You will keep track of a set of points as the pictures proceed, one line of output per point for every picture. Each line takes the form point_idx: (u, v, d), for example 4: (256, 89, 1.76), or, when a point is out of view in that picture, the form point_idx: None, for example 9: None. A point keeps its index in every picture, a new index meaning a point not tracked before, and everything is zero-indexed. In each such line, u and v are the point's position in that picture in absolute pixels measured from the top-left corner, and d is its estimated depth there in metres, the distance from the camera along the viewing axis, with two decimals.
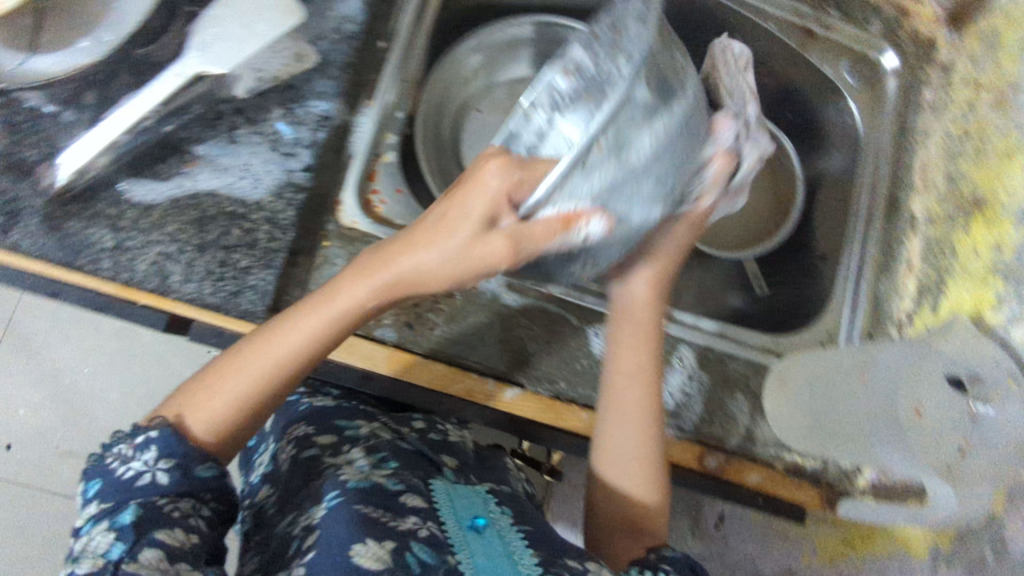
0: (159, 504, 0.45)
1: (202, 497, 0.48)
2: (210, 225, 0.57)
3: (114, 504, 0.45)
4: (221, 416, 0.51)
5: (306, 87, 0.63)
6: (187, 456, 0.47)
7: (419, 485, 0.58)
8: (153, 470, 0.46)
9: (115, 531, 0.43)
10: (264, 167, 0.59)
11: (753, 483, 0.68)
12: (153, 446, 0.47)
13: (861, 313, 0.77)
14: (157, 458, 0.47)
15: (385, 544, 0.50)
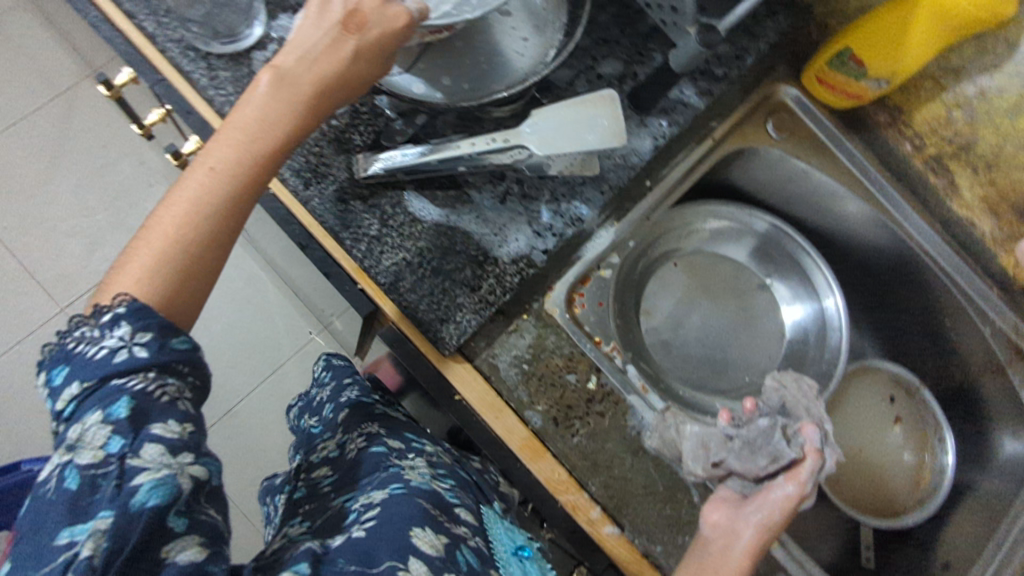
0: (148, 386, 0.44)
1: (178, 369, 0.47)
2: (452, 257, 0.64)
3: (93, 385, 0.43)
4: (171, 254, 0.47)
5: (577, 189, 0.70)
6: (162, 329, 0.46)
7: (472, 509, 0.60)
8: (129, 346, 0.44)
9: (110, 419, 0.42)
10: (515, 233, 0.66)
11: None
12: (122, 322, 0.45)
13: None
14: (135, 332, 0.45)
15: (441, 536, 0.51)
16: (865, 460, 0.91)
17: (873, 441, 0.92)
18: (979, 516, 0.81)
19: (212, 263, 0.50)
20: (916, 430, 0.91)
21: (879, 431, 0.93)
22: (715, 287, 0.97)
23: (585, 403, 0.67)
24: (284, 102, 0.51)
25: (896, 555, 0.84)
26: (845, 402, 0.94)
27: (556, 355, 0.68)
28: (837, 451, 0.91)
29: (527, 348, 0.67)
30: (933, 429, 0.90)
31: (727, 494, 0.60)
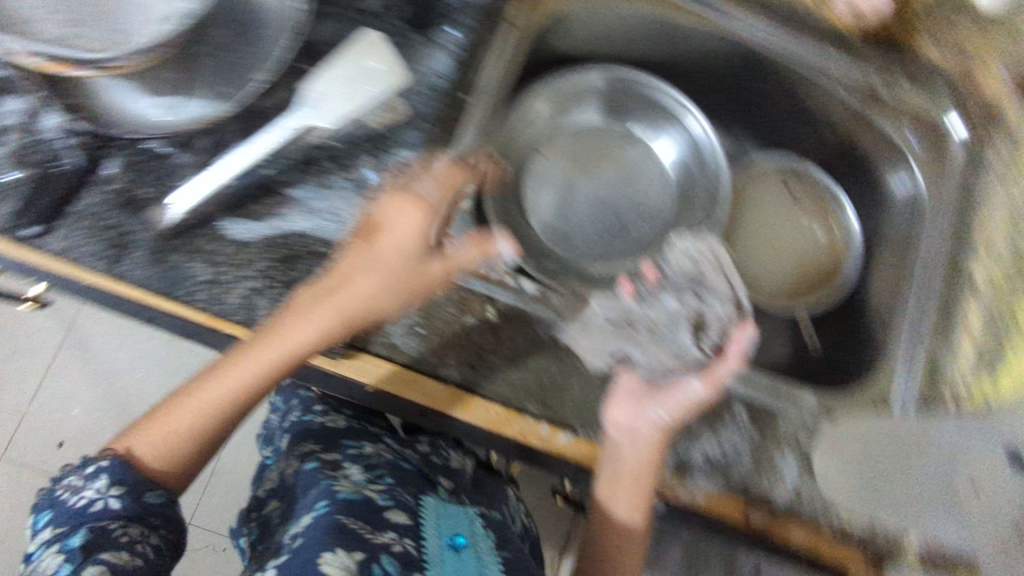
0: (109, 529, 0.54)
1: (150, 522, 0.57)
2: (297, 262, 0.61)
3: (68, 528, 0.54)
4: (172, 441, 0.59)
5: (393, 137, 0.67)
6: (135, 487, 0.57)
7: (409, 504, 0.67)
8: (103, 498, 0.55)
9: (79, 545, 0.53)
10: (350, 212, 0.63)
11: (797, 543, 0.68)
12: (101, 476, 0.56)
13: (917, 374, 0.75)
14: (111, 487, 0.56)
15: (353, 555, 0.56)
16: (784, 254, 0.93)
17: (785, 234, 0.94)
18: (892, 260, 0.84)
19: (200, 448, 0.61)
20: (819, 208, 0.93)
21: (788, 223, 0.94)
22: (586, 161, 0.95)
23: (493, 335, 0.67)
24: (334, 327, 0.59)
25: (834, 326, 0.88)
26: (748, 210, 0.95)
27: (443, 303, 0.66)
28: (756, 257, 0.92)
29: (414, 310, 0.66)
30: (833, 201, 0.92)
31: (631, 385, 0.66)
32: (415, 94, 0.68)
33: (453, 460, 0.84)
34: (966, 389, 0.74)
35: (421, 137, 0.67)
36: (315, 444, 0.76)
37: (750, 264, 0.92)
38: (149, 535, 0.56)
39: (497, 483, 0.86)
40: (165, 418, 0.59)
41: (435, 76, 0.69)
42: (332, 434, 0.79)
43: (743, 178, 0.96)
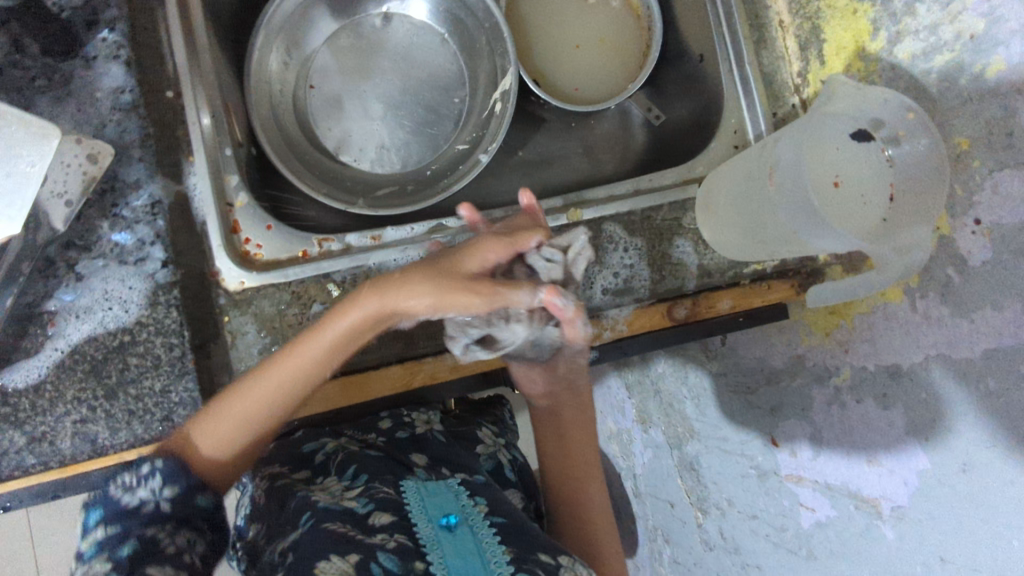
0: (156, 535, 0.47)
1: (197, 526, 0.50)
2: (105, 368, 0.54)
3: (121, 530, 0.47)
4: (228, 435, 0.52)
5: (118, 183, 0.57)
6: (185, 487, 0.50)
7: (390, 494, 0.59)
8: (156, 498, 0.49)
9: (133, 550, 0.45)
10: (124, 286, 0.55)
11: (726, 308, 0.72)
12: (157, 475, 0.49)
13: (757, 95, 0.74)
14: (166, 486, 0.49)
15: (349, 556, 0.50)
16: (589, 48, 0.86)
17: (580, 27, 0.86)
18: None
19: (235, 458, 0.54)
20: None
21: (580, 15, 0.86)
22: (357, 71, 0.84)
23: None
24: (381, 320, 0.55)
25: (670, 90, 0.84)
26: (534, 21, 0.85)
27: (284, 310, 0.61)
28: (563, 65, 0.85)
29: (258, 334, 0.60)
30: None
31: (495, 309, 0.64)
32: (111, 124, 0.57)
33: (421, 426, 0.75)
34: (801, 81, 0.73)
35: (150, 166, 0.57)
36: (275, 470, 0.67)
37: (558, 76, 0.85)
38: (194, 543, 0.48)
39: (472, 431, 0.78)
40: (214, 412, 0.52)
41: (116, 93, 0.58)
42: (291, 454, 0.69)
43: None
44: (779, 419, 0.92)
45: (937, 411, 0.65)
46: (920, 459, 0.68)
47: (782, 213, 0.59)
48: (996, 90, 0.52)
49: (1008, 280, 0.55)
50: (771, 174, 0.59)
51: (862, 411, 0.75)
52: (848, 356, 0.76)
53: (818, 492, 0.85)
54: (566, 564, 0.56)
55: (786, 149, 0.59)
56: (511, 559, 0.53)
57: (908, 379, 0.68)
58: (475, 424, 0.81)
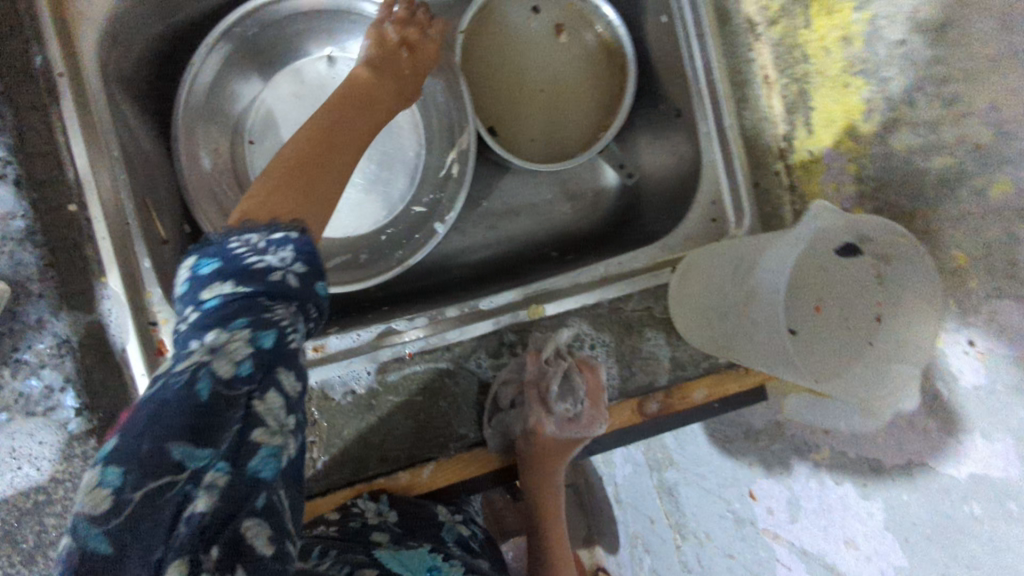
0: (267, 304, 0.37)
1: (291, 347, 0.37)
2: (21, 531, 0.50)
3: (246, 292, 0.37)
4: (269, 203, 0.44)
5: (17, 323, 0.51)
6: (314, 268, 0.40)
7: (366, 561, 0.51)
8: (289, 270, 0.39)
9: (213, 384, 0.32)
10: (34, 441, 0.51)
11: (701, 398, 0.66)
12: (291, 243, 0.39)
13: (737, 162, 0.67)
14: (295, 259, 0.39)
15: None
16: (556, 96, 0.78)
17: (546, 71, 0.77)
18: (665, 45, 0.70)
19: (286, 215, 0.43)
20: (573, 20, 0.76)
21: (547, 56, 0.77)
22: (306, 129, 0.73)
23: None
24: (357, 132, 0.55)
25: (644, 141, 0.77)
26: (494, 62, 0.76)
27: None
28: (525, 114, 0.77)
29: None
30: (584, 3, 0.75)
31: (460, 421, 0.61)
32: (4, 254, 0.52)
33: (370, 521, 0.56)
34: (787, 145, 0.66)
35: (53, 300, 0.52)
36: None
37: (516, 127, 0.77)
38: (300, 323, 0.39)
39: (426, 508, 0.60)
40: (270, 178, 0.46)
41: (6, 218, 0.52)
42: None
43: (480, 25, 0.75)
44: (757, 474, 0.89)
45: (916, 517, 0.61)
46: (897, 554, 0.65)
47: (758, 341, 0.52)
48: (1000, 212, 0.46)
49: (999, 412, 0.50)
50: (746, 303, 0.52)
51: (840, 494, 0.72)
52: (828, 437, 0.72)
53: (794, 554, 0.84)
54: None
55: (765, 274, 0.50)
56: None
57: (888, 476, 0.64)
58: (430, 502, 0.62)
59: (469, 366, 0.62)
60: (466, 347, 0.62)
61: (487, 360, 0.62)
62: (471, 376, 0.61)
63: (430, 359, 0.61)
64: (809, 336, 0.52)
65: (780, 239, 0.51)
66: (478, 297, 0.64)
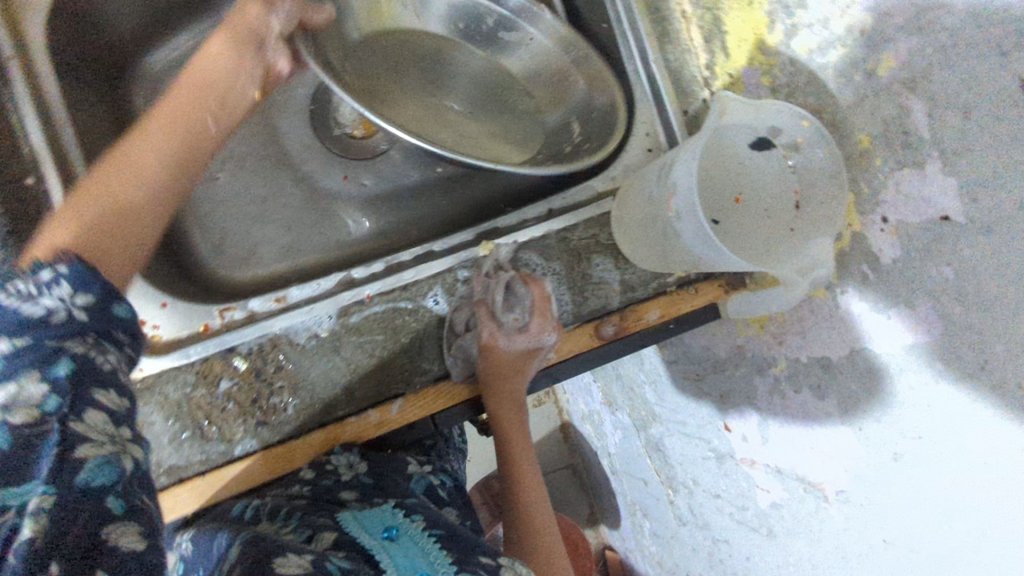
0: (73, 347, 0.35)
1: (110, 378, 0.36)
2: None
3: (31, 347, 0.33)
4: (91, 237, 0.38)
5: None
6: (108, 289, 0.36)
7: (331, 523, 0.50)
8: (68, 305, 0.35)
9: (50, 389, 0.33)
10: None
11: (655, 318, 0.69)
12: (64, 279, 0.34)
13: (665, 94, 0.70)
14: (79, 295, 0.35)
15: (303, 555, 0.41)
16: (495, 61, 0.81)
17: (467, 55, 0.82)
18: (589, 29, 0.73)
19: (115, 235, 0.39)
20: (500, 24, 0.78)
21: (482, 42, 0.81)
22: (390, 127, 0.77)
23: (259, 381, 0.61)
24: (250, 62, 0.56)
25: None
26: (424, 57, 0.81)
27: (190, 391, 0.59)
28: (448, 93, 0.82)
29: (165, 422, 0.58)
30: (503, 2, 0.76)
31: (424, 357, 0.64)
32: None
33: (343, 475, 0.59)
34: (709, 74, 0.69)
35: None
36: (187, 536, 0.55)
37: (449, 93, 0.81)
38: (110, 350, 0.37)
39: (398, 460, 0.64)
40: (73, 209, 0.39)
41: None
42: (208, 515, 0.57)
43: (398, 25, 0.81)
44: (729, 404, 0.92)
45: (863, 399, 0.64)
46: (856, 447, 0.67)
47: (686, 237, 0.55)
48: (890, 87, 0.50)
49: (917, 278, 0.53)
50: (669, 198, 0.55)
51: (800, 400, 0.74)
52: (782, 348, 0.74)
53: (771, 475, 0.86)
54: (506, 563, 0.49)
55: (680, 173, 0.54)
56: (456, 562, 0.46)
57: (837, 371, 0.67)
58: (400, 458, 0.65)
59: (427, 303, 0.64)
60: (421, 287, 0.64)
61: (445, 295, 0.65)
62: (429, 312, 0.64)
63: (388, 300, 0.64)
64: (729, 237, 0.57)
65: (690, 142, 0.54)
66: (436, 240, 0.68)
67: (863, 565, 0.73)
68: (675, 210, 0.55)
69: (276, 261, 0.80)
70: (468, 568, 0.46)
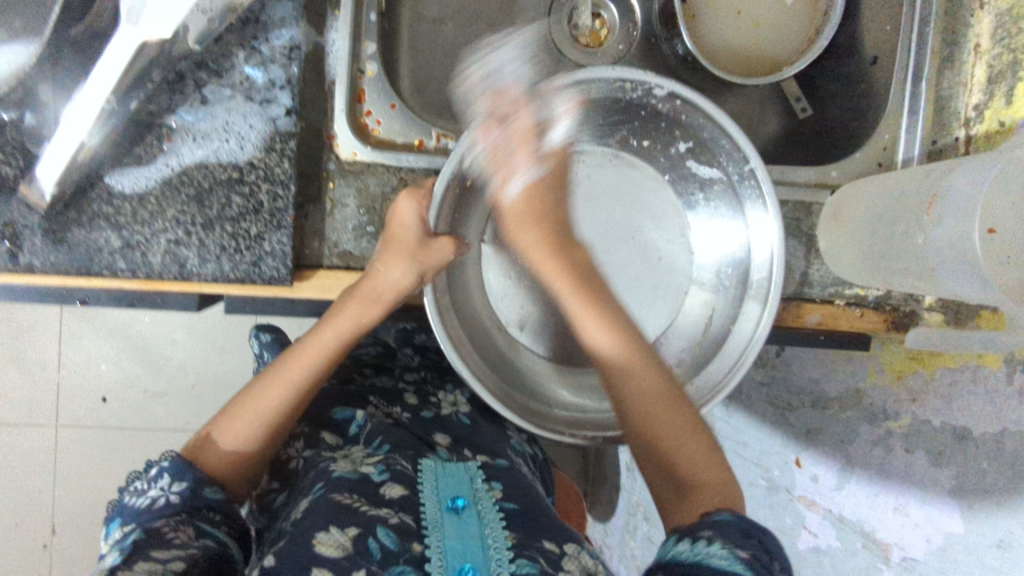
0: (165, 504, 0.45)
1: (209, 517, 0.46)
2: (209, 198, 0.54)
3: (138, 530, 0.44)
4: (251, 438, 0.51)
5: (263, 17, 0.56)
6: (197, 479, 0.47)
7: (409, 471, 0.51)
8: (165, 494, 0.46)
9: (150, 546, 0.41)
10: (245, 122, 0.55)
11: (812, 323, 0.69)
12: (165, 473, 0.47)
13: (922, 117, 0.68)
14: (174, 484, 0.46)
15: (348, 529, 0.44)
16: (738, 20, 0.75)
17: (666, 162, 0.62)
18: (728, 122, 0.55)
19: (255, 438, 0.51)
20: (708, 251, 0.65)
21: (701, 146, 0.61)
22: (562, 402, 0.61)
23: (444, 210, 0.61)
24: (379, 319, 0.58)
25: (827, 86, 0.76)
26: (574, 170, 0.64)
27: (388, 194, 0.59)
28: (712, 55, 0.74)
29: (357, 210, 0.59)
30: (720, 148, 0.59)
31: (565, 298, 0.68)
32: None
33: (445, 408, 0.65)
34: (976, 115, 0.65)
35: (297, 9, 0.56)
36: (298, 423, 0.60)
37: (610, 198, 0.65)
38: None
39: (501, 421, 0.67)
40: (242, 412, 0.51)
41: None
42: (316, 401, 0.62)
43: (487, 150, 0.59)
44: (811, 441, 0.83)
45: (993, 482, 0.63)
46: (955, 521, 0.66)
47: (931, 248, 0.57)
48: None
49: None
50: (930, 202, 0.57)
51: (908, 461, 0.72)
52: (914, 405, 0.72)
53: (828, 521, 0.80)
54: (572, 553, 0.47)
55: (959, 182, 0.55)
56: (514, 547, 0.44)
57: (974, 444, 0.65)
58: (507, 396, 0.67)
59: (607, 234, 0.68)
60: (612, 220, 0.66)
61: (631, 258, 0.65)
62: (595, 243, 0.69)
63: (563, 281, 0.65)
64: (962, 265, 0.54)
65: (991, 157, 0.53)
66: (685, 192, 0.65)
67: None
68: (934, 217, 0.56)
69: None
70: (526, 555, 0.44)
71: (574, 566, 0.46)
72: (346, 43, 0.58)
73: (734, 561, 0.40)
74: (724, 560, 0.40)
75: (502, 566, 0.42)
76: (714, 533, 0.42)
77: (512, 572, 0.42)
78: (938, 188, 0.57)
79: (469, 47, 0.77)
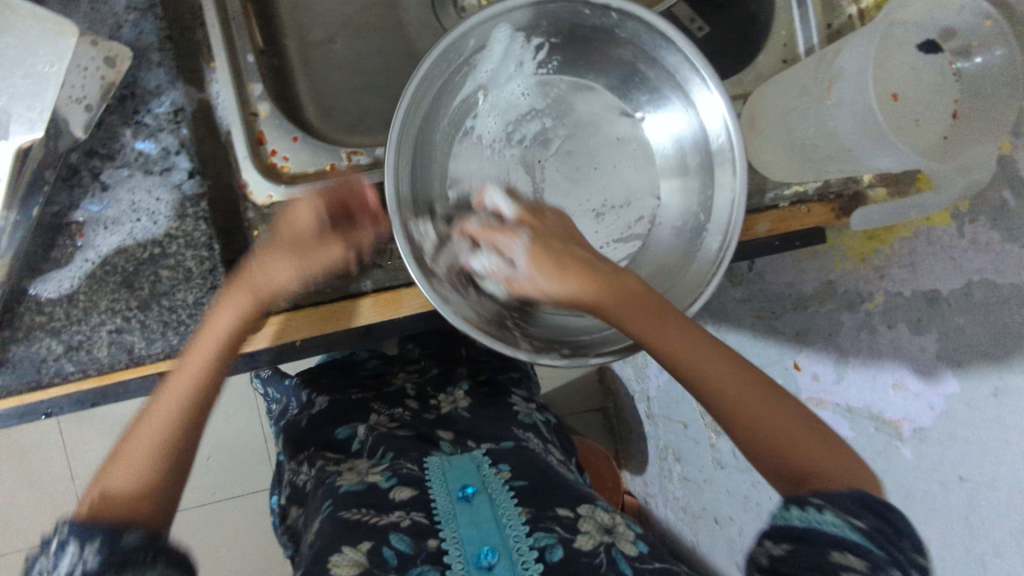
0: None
1: (141, 563, 0.38)
2: (137, 279, 0.54)
3: None
4: (156, 438, 0.44)
5: (139, 88, 0.55)
6: (111, 532, 0.38)
7: (416, 471, 0.49)
8: (82, 560, 0.37)
9: None
10: (152, 197, 0.54)
11: (763, 232, 0.69)
12: (69, 541, 0.38)
13: (811, 4, 0.68)
14: (86, 544, 0.37)
15: (360, 545, 0.42)
16: None
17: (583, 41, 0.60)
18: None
19: (151, 462, 0.43)
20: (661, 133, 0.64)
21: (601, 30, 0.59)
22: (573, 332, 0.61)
23: None
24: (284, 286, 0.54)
25: None
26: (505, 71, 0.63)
27: None
28: None
29: None
30: (650, 42, 0.57)
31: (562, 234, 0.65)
32: (127, 24, 0.55)
33: (445, 405, 0.64)
34: None
35: (170, 71, 0.56)
36: (303, 449, 0.60)
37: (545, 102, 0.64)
38: None
39: (504, 400, 0.66)
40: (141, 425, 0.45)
41: None
42: (315, 425, 0.62)
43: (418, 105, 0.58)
44: (803, 343, 0.84)
45: (973, 334, 0.61)
46: (950, 381, 0.65)
47: (839, 127, 0.58)
48: None
49: None
50: (829, 85, 0.58)
51: (892, 336, 0.71)
52: (883, 281, 0.71)
53: (839, 415, 0.80)
54: (586, 513, 0.48)
55: (850, 57, 0.56)
56: (528, 521, 0.45)
57: (946, 304, 0.64)
58: (505, 393, 0.68)
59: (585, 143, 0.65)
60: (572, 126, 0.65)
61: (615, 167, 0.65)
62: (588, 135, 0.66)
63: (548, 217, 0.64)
64: (872, 136, 0.55)
65: (868, 28, 0.56)
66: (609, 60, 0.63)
67: (929, 504, 0.69)
68: (835, 97, 0.57)
69: (382, 133, 0.76)
70: (542, 527, 0.45)
71: (591, 526, 0.47)
72: (230, 93, 0.57)
73: (848, 528, 0.38)
74: (839, 529, 0.38)
75: (521, 542, 0.43)
76: (827, 499, 0.40)
77: (532, 546, 0.43)
78: (832, 71, 0.58)
79: (363, 59, 0.76)
